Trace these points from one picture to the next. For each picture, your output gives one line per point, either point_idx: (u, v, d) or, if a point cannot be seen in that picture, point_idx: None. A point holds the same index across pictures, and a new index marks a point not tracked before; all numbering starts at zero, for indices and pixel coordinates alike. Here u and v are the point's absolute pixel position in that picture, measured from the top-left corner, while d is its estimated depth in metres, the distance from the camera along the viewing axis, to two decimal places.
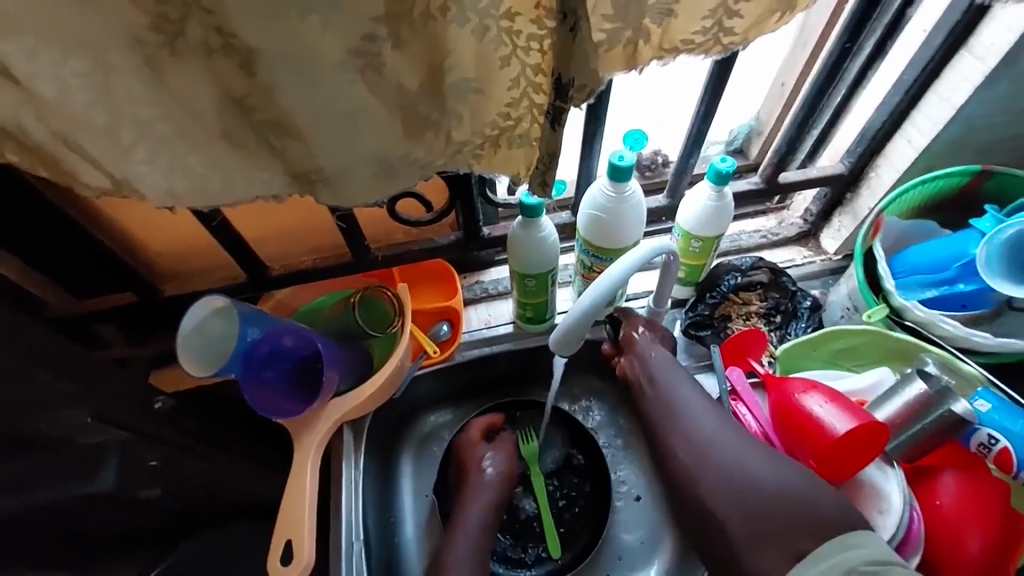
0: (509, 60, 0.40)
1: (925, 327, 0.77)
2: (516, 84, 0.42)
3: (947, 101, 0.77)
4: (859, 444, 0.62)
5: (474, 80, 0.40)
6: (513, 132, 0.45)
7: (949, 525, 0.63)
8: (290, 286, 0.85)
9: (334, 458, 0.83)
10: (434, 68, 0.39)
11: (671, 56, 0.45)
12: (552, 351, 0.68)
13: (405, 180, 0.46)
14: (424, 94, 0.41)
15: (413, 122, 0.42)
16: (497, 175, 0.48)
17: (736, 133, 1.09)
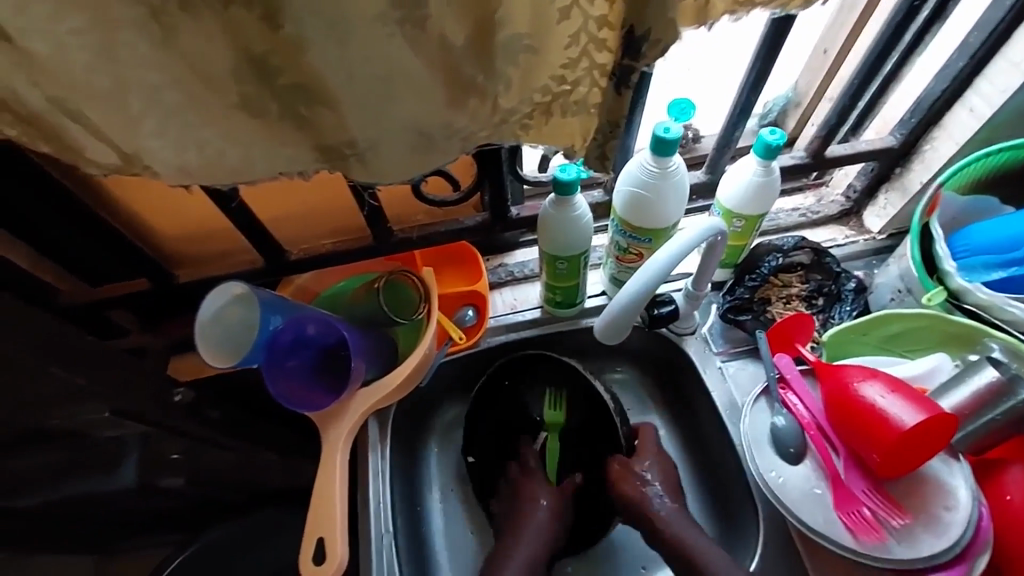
0: (568, 13, 0.35)
1: (988, 312, 0.72)
2: (575, 41, 0.37)
3: (1018, 65, 0.70)
4: (928, 436, 0.57)
5: (527, 36, 0.35)
6: (568, 98, 0.40)
7: (1020, 522, 0.59)
8: (309, 271, 0.81)
9: (360, 449, 0.80)
10: (485, 24, 0.34)
11: (745, 10, 0.40)
12: (597, 339, 0.63)
13: (447, 153, 0.42)
14: (472, 54, 0.36)
15: (457, 86, 0.37)
16: (547, 148, 0.43)
17: (771, 105, 1.03)
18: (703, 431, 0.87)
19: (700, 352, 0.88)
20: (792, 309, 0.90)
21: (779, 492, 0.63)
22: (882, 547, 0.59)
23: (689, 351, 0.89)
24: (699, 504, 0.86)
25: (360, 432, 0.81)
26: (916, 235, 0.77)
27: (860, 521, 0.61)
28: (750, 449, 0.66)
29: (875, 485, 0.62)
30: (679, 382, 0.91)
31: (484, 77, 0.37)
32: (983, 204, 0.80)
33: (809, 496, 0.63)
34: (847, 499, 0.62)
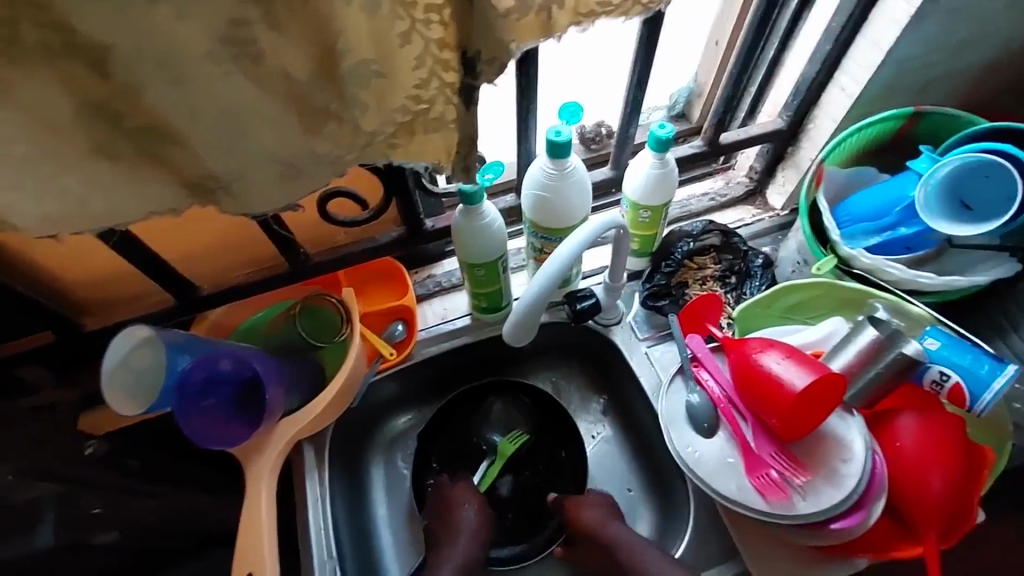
0: (410, 36, 0.36)
1: (874, 271, 0.77)
2: (422, 62, 0.38)
3: (875, 45, 0.76)
4: (818, 395, 0.63)
5: (374, 61, 0.37)
6: (428, 116, 0.41)
7: (911, 465, 0.64)
8: (223, 304, 0.80)
9: (296, 477, 0.80)
10: (325, 50, 0.35)
11: (588, 21, 0.43)
12: (507, 342, 0.65)
13: (319, 178, 0.42)
14: (320, 81, 0.37)
15: (312, 114, 0.38)
16: (416, 165, 0.44)
17: (676, 97, 1.08)
18: (635, 412, 0.91)
19: (626, 341, 0.91)
20: (708, 290, 0.95)
21: (697, 465, 0.67)
22: (788, 504, 0.63)
23: (616, 340, 0.92)
24: (637, 487, 0.90)
25: (295, 460, 0.81)
26: (807, 209, 0.81)
27: (768, 483, 0.65)
28: (668, 428, 0.70)
29: (781, 447, 0.66)
30: (610, 370, 0.95)
31: (339, 102, 0.38)
32: (864, 173, 0.85)
33: (723, 465, 0.67)
34: (756, 462, 0.66)
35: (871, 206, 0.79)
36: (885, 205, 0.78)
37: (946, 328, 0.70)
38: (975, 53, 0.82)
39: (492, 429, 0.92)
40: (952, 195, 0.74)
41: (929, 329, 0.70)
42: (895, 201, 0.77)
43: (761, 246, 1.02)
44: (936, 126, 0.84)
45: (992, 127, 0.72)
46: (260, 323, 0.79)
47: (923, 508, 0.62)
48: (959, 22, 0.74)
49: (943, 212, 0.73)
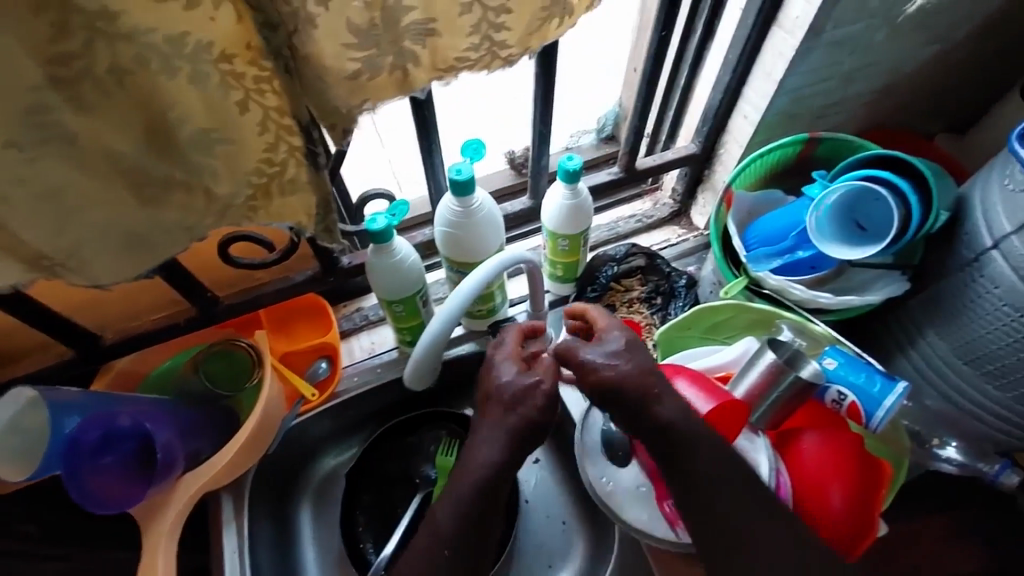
0: (247, 104, 0.36)
1: (780, 292, 0.80)
2: (266, 127, 0.38)
3: (769, 76, 0.79)
4: (721, 421, 0.65)
5: (213, 130, 0.36)
6: (283, 178, 0.41)
7: (814, 484, 0.67)
8: (131, 352, 0.77)
9: (212, 531, 0.77)
10: (152, 126, 0.35)
11: (450, 75, 0.43)
12: (409, 387, 0.67)
13: (176, 243, 0.42)
14: (155, 153, 0.36)
15: (153, 184, 0.38)
16: (278, 226, 0.44)
17: (603, 120, 1.11)
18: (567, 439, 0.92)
19: None
20: (635, 312, 0.96)
21: (612, 497, 0.67)
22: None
23: None
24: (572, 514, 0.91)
25: (212, 511, 0.78)
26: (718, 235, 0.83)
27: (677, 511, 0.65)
28: (584, 459, 0.70)
29: None
30: None
31: (181, 171, 0.38)
32: (770, 195, 0.89)
33: (635, 494, 0.68)
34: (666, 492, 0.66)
35: (772, 230, 0.83)
36: (784, 230, 0.81)
37: (843, 347, 0.74)
38: (865, 79, 0.86)
39: (427, 462, 0.92)
40: (841, 219, 0.77)
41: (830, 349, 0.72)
42: (794, 226, 0.80)
43: (686, 266, 1.04)
44: (831, 151, 0.88)
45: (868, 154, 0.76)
46: (169, 369, 0.77)
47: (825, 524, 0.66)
48: (843, 52, 0.78)
49: (834, 235, 0.76)
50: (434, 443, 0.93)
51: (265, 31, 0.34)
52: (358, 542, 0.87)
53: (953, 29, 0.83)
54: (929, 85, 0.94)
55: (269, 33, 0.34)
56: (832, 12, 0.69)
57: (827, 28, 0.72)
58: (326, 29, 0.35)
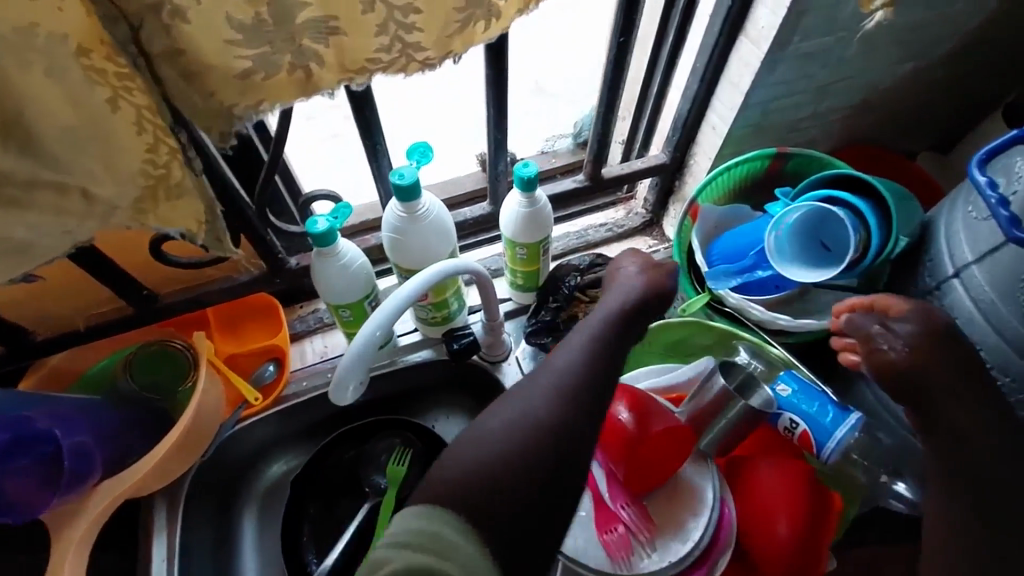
0: (118, 102, 0.35)
1: (740, 311, 0.77)
2: (142, 127, 0.37)
3: (736, 87, 0.77)
4: (672, 444, 0.63)
5: (79, 128, 0.34)
6: (170, 182, 0.40)
7: (762, 513, 0.64)
8: (64, 349, 0.74)
9: (142, 539, 0.74)
10: (8, 124, 0.32)
11: (363, 77, 0.41)
12: (333, 402, 0.61)
13: (56, 247, 0.40)
14: (14, 151, 0.33)
15: (13, 186, 0.35)
16: (168, 231, 0.43)
17: (581, 124, 1.04)
18: None
19: (511, 378, 0.89)
20: None
21: None
22: (631, 563, 0.61)
23: (502, 377, 0.89)
24: None
25: (144, 518, 0.75)
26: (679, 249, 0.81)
27: (616, 539, 0.62)
28: None
29: (633, 499, 0.64)
30: None
31: (52, 173, 0.35)
32: (737, 210, 0.86)
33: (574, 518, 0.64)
34: (607, 517, 0.63)
35: (735, 247, 0.80)
36: (746, 248, 0.79)
37: (800, 374, 0.71)
38: (839, 94, 0.84)
39: (377, 470, 0.88)
40: (805, 239, 0.75)
41: (783, 374, 0.71)
42: (755, 244, 0.77)
43: None
44: (799, 166, 0.85)
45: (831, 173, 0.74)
46: (104, 369, 0.74)
47: (771, 554, 0.63)
48: (813, 66, 0.76)
49: (797, 256, 0.74)
50: (386, 453, 0.89)
51: (111, 24, 0.33)
52: (301, 552, 0.83)
53: (928, 46, 0.80)
54: (907, 101, 0.91)
55: (113, 26, 0.33)
56: (798, 23, 0.67)
57: (793, 40, 0.70)
58: (205, 25, 0.34)
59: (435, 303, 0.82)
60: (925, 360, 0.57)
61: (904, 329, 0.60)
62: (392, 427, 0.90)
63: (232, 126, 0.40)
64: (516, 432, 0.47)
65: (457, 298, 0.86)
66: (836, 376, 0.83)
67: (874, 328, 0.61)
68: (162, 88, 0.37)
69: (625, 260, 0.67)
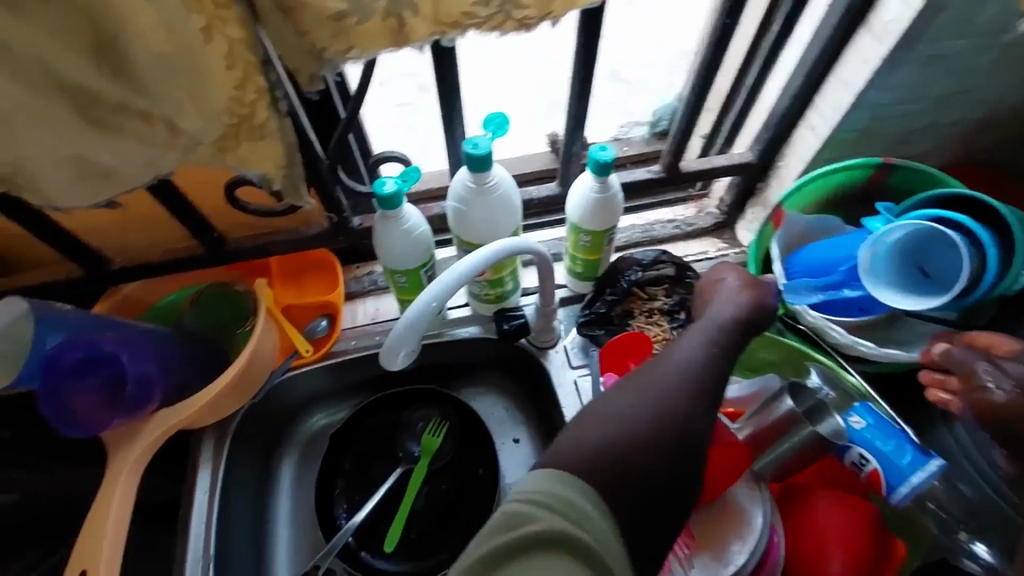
0: (211, 33, 0.35)
1: (817, 331, 0.71)
2: (232, 62, 0.37)
3: (846, 85, 0.69)
4: (725, 463, 0.59)
5: (171, 57, 0.34)
6: (252, 122, 0.40)
7: (814, 548, 0.60)
8: (138, 279, 0.77)
9: (189, 468, 0.77)
10: (104, 43, 0.33)
11: (456, 32, 0.39)
12: (382, 365, 0.61)
13: (139, 176, 0.41)
14: (109, 75, 0.35)
15: (105, 109, 0.36)
16: (247, 173, 0.43)
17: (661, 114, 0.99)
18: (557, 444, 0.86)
19: (556, 366, 0.86)
20: (653, 323, 0.88)
21: None
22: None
23: (547, 364, 0.87)
24: None
25: (192, 449, 0.79)
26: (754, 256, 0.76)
27: None
28: None
29: None
30: (541, 395, 0.90)
31: (140, 100, 0.36)
32: (825, 221, 0.79)
33: None
34: None
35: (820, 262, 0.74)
36: (832, 263, 0.73)
37: (877, 409, 0.64)
38: (964, 105, 0.75)
39: (412, 438, 0.88)
40: (902, 260, 0.69)
41: (857, 406, 0.65)
42: (843, 260, 0.72)
43: None
44: (905, 180, 0.77)
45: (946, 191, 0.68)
46: (171, 303, 0.78)
47: None
48: (941, 70, 0.68)
49: (894, 278, 0.68)
50: (423, 421, 0.90)
51: None
52: (332, 504, 0.85)
53: None
54: None
55: None
56: (934, 19, 0.60)
57: (924, 39, 0.62)
58: None
59: (490, 280, 0.81)
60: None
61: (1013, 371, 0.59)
62: (430, 398, 0.91)
63: (322, 69, 0.39)
64: (635, 426, 0.47)
65: (514, 278, 0.84)
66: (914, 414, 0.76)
67: (977, 367, 0.61)
68: (256, 19, 0.36)
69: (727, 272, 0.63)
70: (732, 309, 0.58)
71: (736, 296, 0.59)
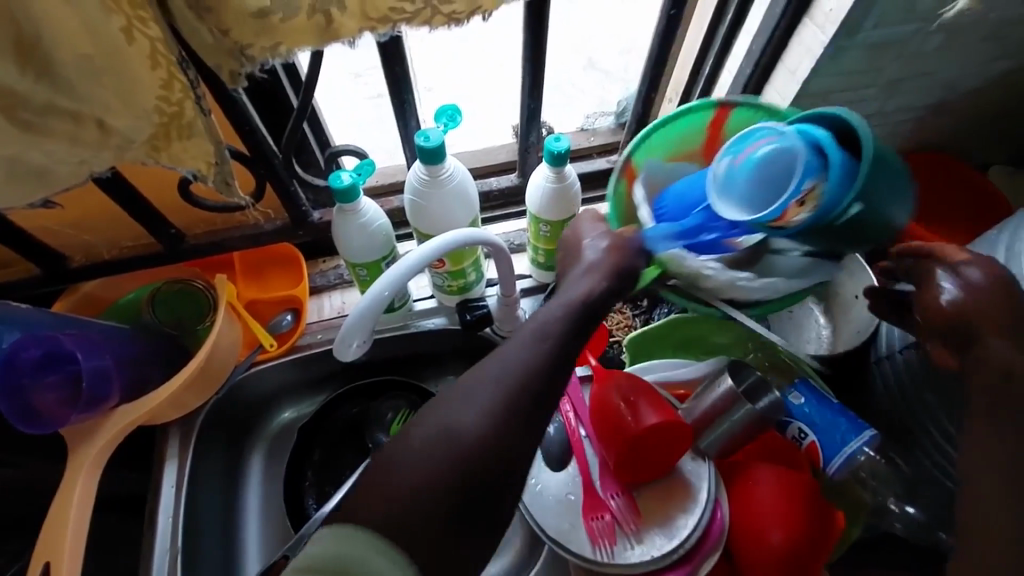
0: (132, 33, 0.35)
1: (690, 281, 0.62)
2: (156, 61, 0.37)
3: (793, 75, 0.71)
4: (660, 436, 0.61)
5: (95, 58, 0.35)
6: (182, 121, 0.40)
7: (755, 522, 0.61)
8: (98, 277, 0.77)
9: (156, 463, 0.78)
10: (24, 45, 0.33)
11: (386, 27, 0.39)
12: (338, 356, 0.62)
13: (73, 174, 0.41)
14: (33, 78, 0.34)
15: (30, 110, 0.36)
16: (180, 170, 0.43)
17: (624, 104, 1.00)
18: None
19: None
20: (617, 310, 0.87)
21: (535, 501, 0.66)
22: (611, 553, 0.62)
23: None
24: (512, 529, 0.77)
25: (158, 445, 0.79)
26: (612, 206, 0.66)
27: (601, 527, 0.63)
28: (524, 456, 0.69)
29: (623, 490, 0.65)
30: None
31: (66, 100, 0.36)
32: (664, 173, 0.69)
33: (563, 503, 0.66)
34: (594, 505, 0.64)
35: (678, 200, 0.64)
36: (690, 200, 0.62)
37: (815, 384, 0.68)
38: (910, 92, 0.77)
39: (380, 428, 0.88)
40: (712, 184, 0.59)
41: (798, 382, 0.68)
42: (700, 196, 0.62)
43: None
44: None
45: (821, 115, 0.53)
46: (130, 301, 0.77)
47: (759, 563, 0.60)
48: (885, 57, 0.69)
49: (754, 206, 0.57)
50: (392, 412, 0.90)
51: None
52: (301, 496, 0.86)
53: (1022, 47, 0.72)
54: (987, 106, 0.83)
55: None
56: (871, 8, 0.61)
57: (864, 27, 0.63)
58: None
59: (452, 271, 0.82)
60: (978, 308, 0.50)
61: (971, 276, 0.51)
62: (402, 388, 0.92)
63: (243, 66, 0.39)
64: None
65: (476, 269, 0.85)
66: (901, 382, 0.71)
67: (937, 269, 0.53)
68: (174, 16, 0.36)
69: (589, 229, 0.62)
70: (593, 283, 0.55)
71: (591, 267, 0.57)
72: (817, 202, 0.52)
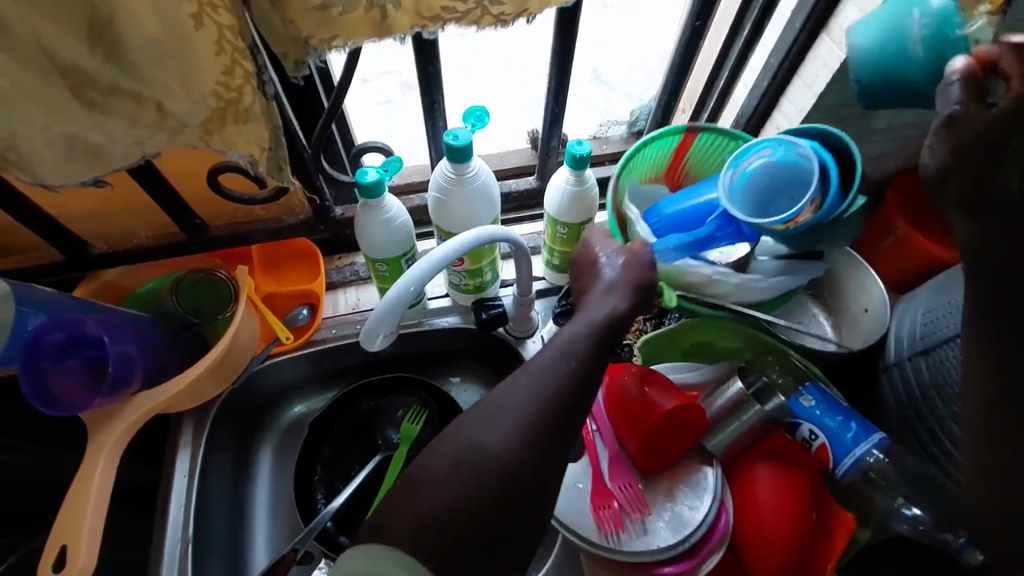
0: (202, 19, 0.36)
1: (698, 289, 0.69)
2: (221, 48, 0.38)
3: (809, 88, 0.73)
4: (671, 425, 0.63)
5: (163, 42, 0.36)
6: (239, 106, 0.41)
7: (758, 518, 0.63)
8: (119, 266, 0.78)
9: (169, 452, 0.78)
10: (97, 24, 0.35)
11: (436, 25, 0.41)
12: (364, 347, 0.63)
13: (127, 156, 0.43)
14: (102, 59, 0.37)
15: (98, 88, 0.38)
16: (230, 155, 0.44)
17: (638, 113, 1.02)
18: None
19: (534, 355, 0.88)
20: None
21: None
22: (618, 539, 0.63)
23: (525, 353, 0.89)
24: None
25: (171, 435, 0.79)
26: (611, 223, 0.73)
27: (608, 515, 0.64)
28: None
29: (633, 481, 0.66)
30: None
31: (130, 81, 0.38)
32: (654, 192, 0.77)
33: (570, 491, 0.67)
34: (601, 492, 0.65)
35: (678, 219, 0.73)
36: (692, 216, 0.72)
37: (826, 387, 0.69)
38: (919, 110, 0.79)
39: (392, 425, 0.89)
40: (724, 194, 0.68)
41: (807, 385, 0.70)
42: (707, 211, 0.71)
43: None
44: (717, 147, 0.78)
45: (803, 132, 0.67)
46: (151, 290, 0.78)
47: (761, 558, 0.62)
48: None
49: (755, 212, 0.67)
50: (403, 409, 0.91)
51: None
52: (311, 491, 0.86)
53: None
54: None
55: None
56: None
57: None
58: None
59: (470, 269, 0.83)
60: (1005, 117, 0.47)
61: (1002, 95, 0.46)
62: (410, 384, 0.92)
63: (307, 55, 0.41)
64: None
65: (492, 269, 0.86)
66: (933, 367, 0.66)
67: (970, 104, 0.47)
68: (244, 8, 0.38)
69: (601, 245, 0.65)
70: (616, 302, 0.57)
71: (610, 285, 0.59)
72: (818, 203, 0.61)
